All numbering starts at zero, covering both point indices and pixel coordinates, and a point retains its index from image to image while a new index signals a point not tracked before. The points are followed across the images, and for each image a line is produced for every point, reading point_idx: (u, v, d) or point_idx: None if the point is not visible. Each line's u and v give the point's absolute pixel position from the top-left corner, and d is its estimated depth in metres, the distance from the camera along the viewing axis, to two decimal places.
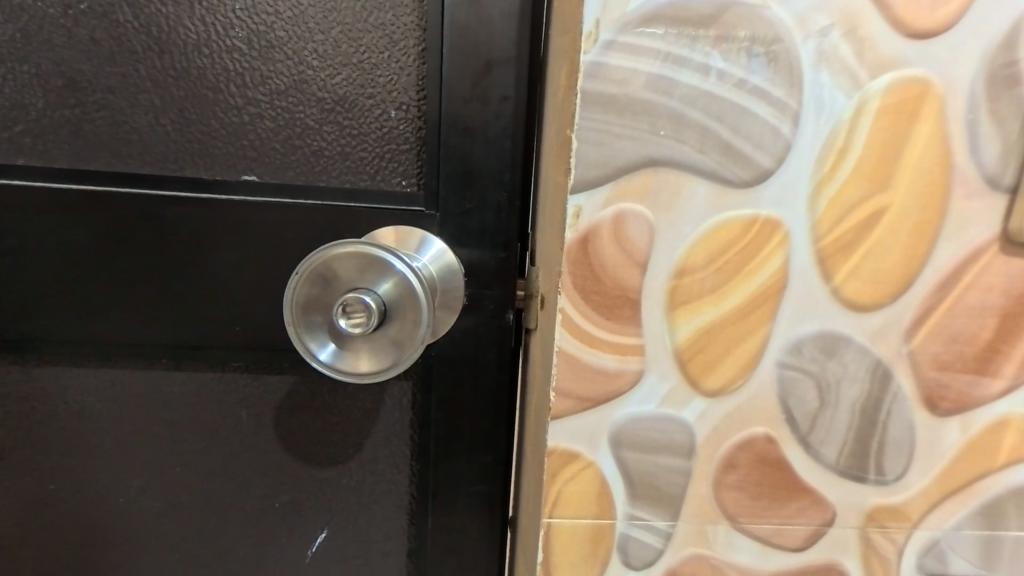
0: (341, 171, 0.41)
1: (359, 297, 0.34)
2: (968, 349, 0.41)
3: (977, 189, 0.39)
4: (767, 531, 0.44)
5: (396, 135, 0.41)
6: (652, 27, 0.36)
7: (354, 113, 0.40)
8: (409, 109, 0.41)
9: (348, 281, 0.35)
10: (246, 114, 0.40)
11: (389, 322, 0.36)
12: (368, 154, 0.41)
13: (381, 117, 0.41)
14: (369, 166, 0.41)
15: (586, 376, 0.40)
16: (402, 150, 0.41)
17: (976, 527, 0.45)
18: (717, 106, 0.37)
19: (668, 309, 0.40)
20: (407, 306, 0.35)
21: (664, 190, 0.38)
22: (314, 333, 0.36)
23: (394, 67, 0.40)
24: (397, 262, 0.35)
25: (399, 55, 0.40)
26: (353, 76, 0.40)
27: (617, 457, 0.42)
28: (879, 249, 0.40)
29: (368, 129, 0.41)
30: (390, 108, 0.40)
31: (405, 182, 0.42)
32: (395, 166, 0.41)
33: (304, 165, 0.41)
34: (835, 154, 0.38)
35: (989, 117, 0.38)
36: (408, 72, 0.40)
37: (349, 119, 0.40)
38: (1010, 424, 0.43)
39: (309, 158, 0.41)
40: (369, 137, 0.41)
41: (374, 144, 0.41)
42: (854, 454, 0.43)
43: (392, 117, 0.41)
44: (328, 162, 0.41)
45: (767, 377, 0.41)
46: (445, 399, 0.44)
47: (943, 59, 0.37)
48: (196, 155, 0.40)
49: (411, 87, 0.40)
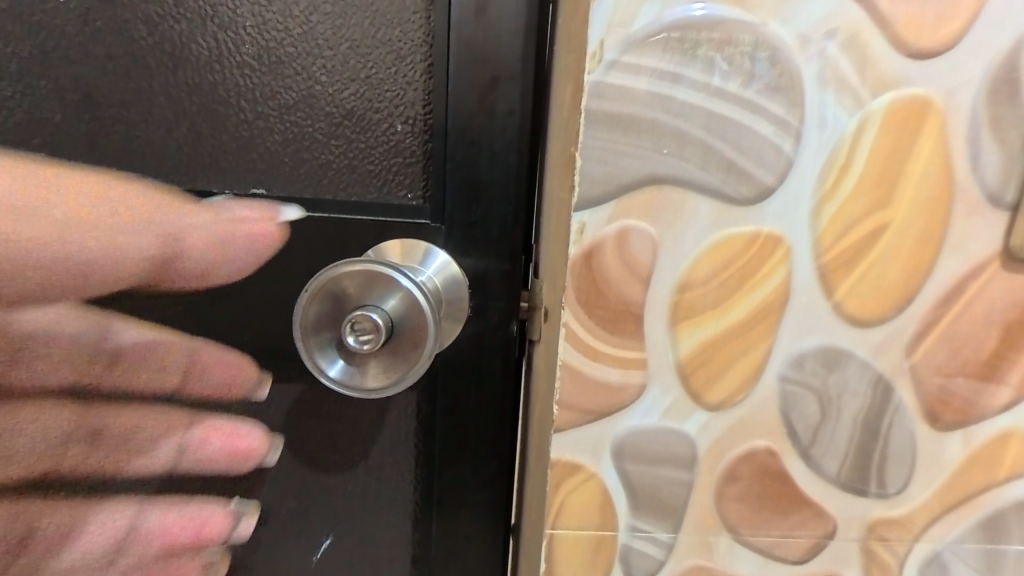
0: (349, 183, 0.42)
1: (367, 314, 0.35)
2: (970, 364, 0.42)
3: (978, 206, 0.39)
4: (769, 543, 0.44)
5: (402, 148, 0.41)
6: (657, 46, 0.37)
7: (361, 127, 0.41)
8: (415, 122, 0.41)
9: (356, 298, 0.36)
10: (257, 128, 0.41)
11: (396, 338, 0.36)
12: (376, 167, 0.42)
13: (389, 131, 0.41)
14: (376, 178, 0.42)
15: (588, 388, 0.41)
16: (408, 163, 0.42)
17: (978, 540, 0.45)
18: (720, 123, 0.38)
19: (671, 323, 0.40)
20: (414, 321, 0.36)
21: (667, 206, 0.39)
22: (323, 350, 0.37)
23: (401, 82, 0.41)
24: (403, 278, 0.36)
25: (406, 71, 0.40)
26: (360, 92, 0.40)
27: (619, 468, 0.42)
28: (881, 264, 0.40)
29: (374, 143, 0.41)
30: (398, 123, 0.41)
31: (411, 194, 0.42)
32: (401, 179, 0.42)
33: (313, 178, 0.41)
34: (837, 170, 0.39)
35: (991, 134, 0.38)
36: (414, 87, 0.41)
37: (357, 133, 0.41)
38: (1012, 439, 0.43)
39: (318, 171, 0.41)
40: (377, 151, 0.41)
41: (381, 157, 0.42)
42: (856, 467, 0.43)
43: (398, 130, 0.41)
44: (336, 175, 0.42)
45: (769, 390, 0.41)
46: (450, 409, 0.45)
47: (944, 77, 0.37)
48: (208, 168, 0.41)
49: (418, 101, 0.41)
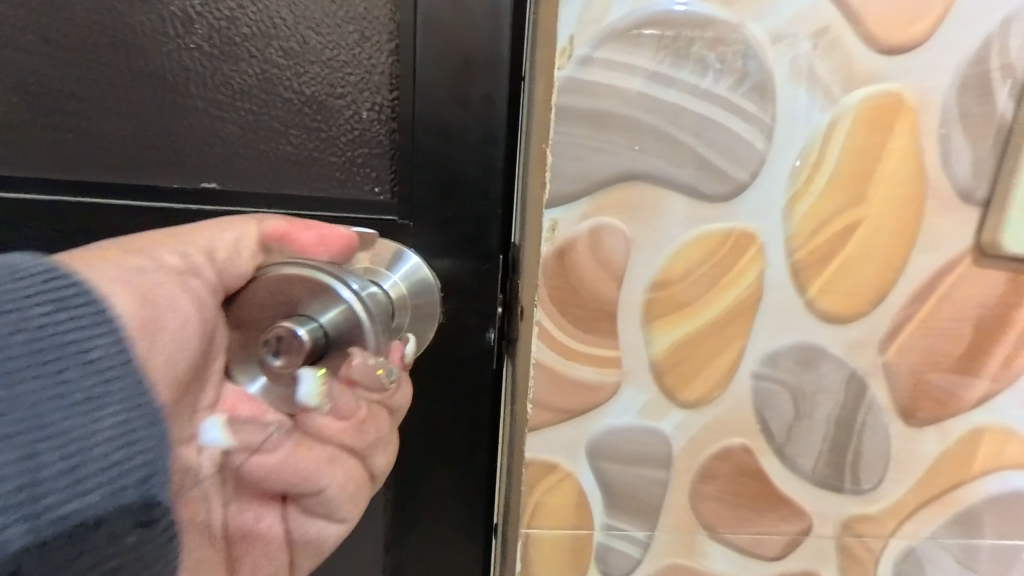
0: (316, 174, 0.41)
1: (288, 325, 0.29)
2: (945, 361, 0.42)
3: (951, 202, 0.39)
4: (746, 540, 0.44)
5: (368, 137, 0.41)
6: (628, 42, 0.37)
7: (326, 115, 0.40)
8: (381, 110, 0.40)
9: (287, 306, 0.31)
10: (224, 116, 0.40)
11: (327, 354, 0.30)
12: (340, 158, 0.41)
13: (354, 120, 0.40)
14: (342, 169, 0.41)
15: (563, 387, 0.41)
16: (375, 153, 0.41)
17: (953, 535, 0.45)
18: (694, 121, 0.38)
19: (645, 321, 0.40)
20: (349, 337, 0.30)
21: (641, 204, 0.39)
22: (250, 361, 0.32)
23: (363, 70, 0.40)
24: (342, 288, 0.30)
25: (369, 59, 0.40)
26: (325, 80, 0.40)
27: (595, 468, 0.42)
28: (855, 261, 0.40)
29: (339, 132, 0.40)
30: (362, 111, 0.40)
31: (378, 186, 0.42)
32: (367, 170, 0.41)
33: (279, 167, 0.41)
34: (810, 166, 0.38)
35: (962, 131, 0.38)
36: (379, 73, 0.40)
37: (321, 123, 0.40)
38: (985, 433, 0.43)
39: (285, 161, 0.41)
40: (342, 140, 0.41)
41: (345, 146, 0.41)
42: (831, 463, 0.43)
43: (364, 118, 0.40)
44: (303, 164, 0.41)
45: (743, 388, 0.41)
46: (429, 412, 0.44)
47: (916, 73, 0.37)
48: (179, 159, 0.41)
49: (383, 89, 0.40)
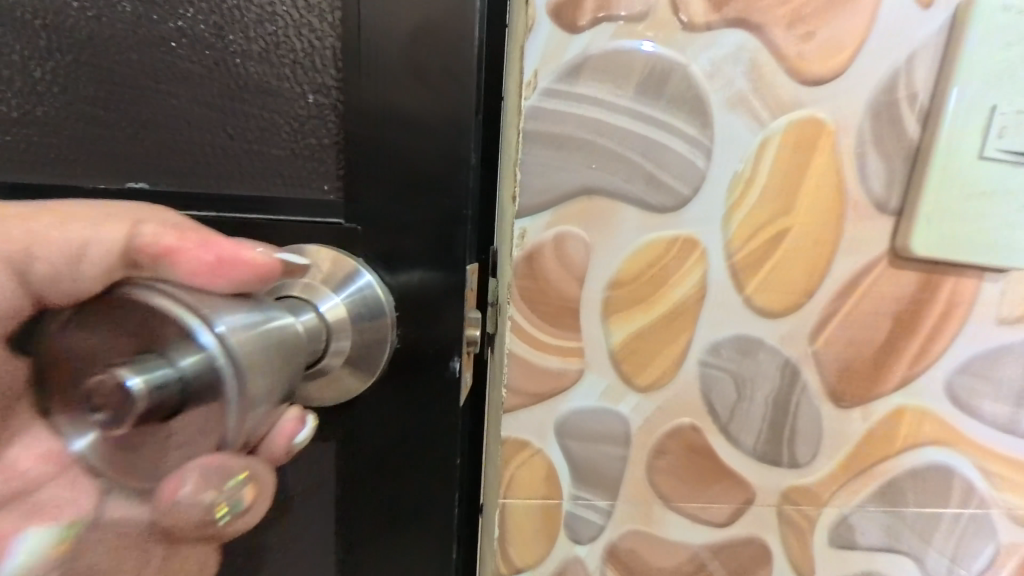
0: (249, 175, 0.31)
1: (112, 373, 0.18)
2: (866, 351, 0.48)
3: (868, 212, 0.45)
4: (697, 509, 0.50)
5: (317, 126, 0.30)
6: (586, 75, 0.43)
7: (260, 96, 0.30)
8: (330, 90, 0.30)
9: (133, 348, 0.19)
10: (128, 93, 0.30)
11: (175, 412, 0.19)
12: (281, 152, 0.30)
13: (300, 104, 0.30)
14: (284, 167, 0.31)
15: (533, 373, 0.47)
16: (327, 145, 0.30)
17: (879, 505, 0.51)
18: (643, 143, 0.44)
19: (603, 316, 0.46)
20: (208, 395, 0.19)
21: (598, 214, 0.45)
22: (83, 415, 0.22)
23: (309, 35, 0.29)
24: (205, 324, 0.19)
25: (315, 20, 0.29)
26: (258, 49, 0.29)
27: (562, 445, 0.48)
28: (786, 264, 0.46)
29: (279, 117, 0.30)
30: (303, 93, 0.30)
31: (329, 187, 0.31)
32: (317, 168, 0.31)
33: (198, 165, 0.31)
34: (743, 182, 0.45)
35: (875, 151, 0.45)
36: (328, 40, 0.29)
37: (253, 104, 0.30)
38: (906, 414, 0.49)
39: (207, 155, 0.30)
40: (281, 133, 0.30)
41: (287, 137, 0.30)
42: (769, 440, 0.49)
43: (309, 102, 0.30)
44: (230, 160, 0.31)
45: (691, 374, 0.47)
46: (353, 467, 0.33)
47: (834, 102, 0.44)
48: (75, 155, 0.30)
49: (332, 62, 0.30)
